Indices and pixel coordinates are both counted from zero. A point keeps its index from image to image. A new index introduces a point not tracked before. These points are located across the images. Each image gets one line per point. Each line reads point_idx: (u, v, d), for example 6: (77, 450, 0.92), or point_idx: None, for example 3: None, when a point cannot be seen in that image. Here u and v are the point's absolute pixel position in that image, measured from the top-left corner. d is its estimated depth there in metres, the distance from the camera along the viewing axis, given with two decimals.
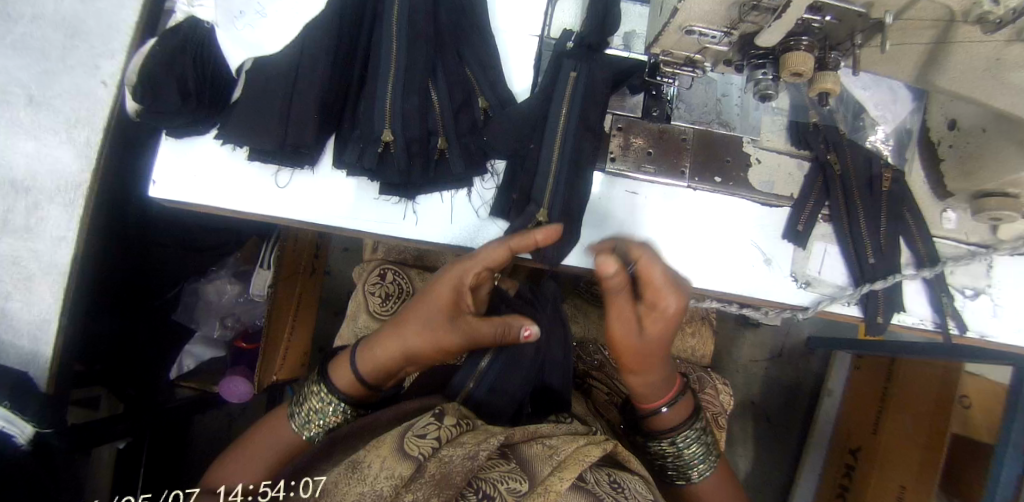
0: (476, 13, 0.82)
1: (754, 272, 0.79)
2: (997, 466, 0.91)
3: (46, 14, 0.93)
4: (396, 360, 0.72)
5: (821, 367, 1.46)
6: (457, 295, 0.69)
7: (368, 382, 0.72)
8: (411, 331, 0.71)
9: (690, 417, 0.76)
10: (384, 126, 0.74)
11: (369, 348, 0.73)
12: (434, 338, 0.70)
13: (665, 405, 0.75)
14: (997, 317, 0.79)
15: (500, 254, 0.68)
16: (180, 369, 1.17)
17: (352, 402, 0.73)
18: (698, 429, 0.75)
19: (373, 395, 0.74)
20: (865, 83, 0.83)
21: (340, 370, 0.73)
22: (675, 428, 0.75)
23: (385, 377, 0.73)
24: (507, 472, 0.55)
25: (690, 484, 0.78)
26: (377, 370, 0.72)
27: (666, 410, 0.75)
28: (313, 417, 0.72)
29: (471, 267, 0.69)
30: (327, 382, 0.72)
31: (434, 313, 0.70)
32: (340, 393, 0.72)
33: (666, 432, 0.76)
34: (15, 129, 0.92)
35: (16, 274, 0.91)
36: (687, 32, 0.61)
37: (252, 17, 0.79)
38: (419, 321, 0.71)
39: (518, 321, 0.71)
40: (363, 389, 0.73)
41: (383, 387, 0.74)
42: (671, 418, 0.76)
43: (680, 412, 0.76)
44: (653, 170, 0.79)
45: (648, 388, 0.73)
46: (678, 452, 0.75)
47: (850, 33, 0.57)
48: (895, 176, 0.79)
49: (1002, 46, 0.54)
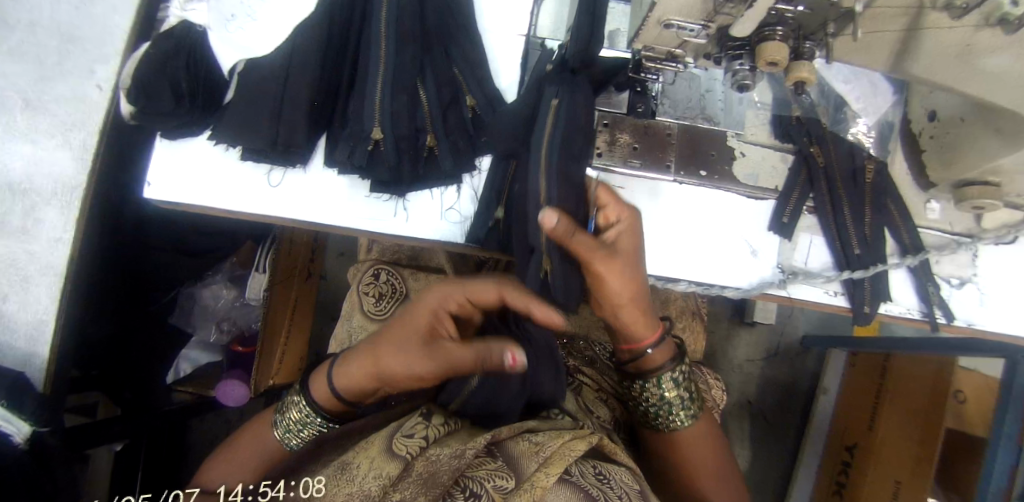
0: (462, 14, 0.83)
1: (742, 264, 0.80)
2: (991, 456, 0.91)
3: (42, 22, 0.95)
4: (373, 383, 0.69)
5: (817, 366, 1.46)
6: (435, 321, 0.66)
7: (345, 399, 0.70)
8: (384, 353, 0.67)
9: (677, 357, 0.76)
10: (374, 124, 0.75)
11: (346, 365, 0.70)
12: (408, 362, 0.65)
13: (652, 345, 0.74)
14: (983, 305, 0.80)
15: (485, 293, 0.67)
16: (178, 374, 1.20)
17: (329, 417, 0.71)
18: (682, 369, 0.76)
19: (349, 411, 0.72)
20: (846, 76, 0.84)
21: (318, 385, 0.71)
22: (659, 368, 0.75)
23: (364, 395, 0.71)
24: (493, 469, 0.55)
25: (675, 431, 0.77)
26: (354, 391, 0.70)
27: (654, 348, 0.74)
28: (296, 426, 0.72)
29: (454, 297, 0.67)
30: (306, 395, 0.71)
31: (407, 338, 0.66)
32: (318, 407, 0.70)
33: (653, 372, 0.75)
34: (12, 133, 0.94)
35: (14, 276, 0.92)
36: (666, 26, 0.63)
37: (242, 20, 0.83)
38: (392, 344, 0.67)
39: (500, 349, 0.64)
40: (340, 405, 0.71)
41: (360, 402, 0.72)
42: (657, 359, 0.75)
43: (664, 353, 0.75)
44: (639, 164, 0.80)
45: (637, 321, 0.72)
46: (666, 395, 0.75)
47: (824, 23, 0.59)
48: (878, 168, 0.80)
49: (972, 32, 0.55)
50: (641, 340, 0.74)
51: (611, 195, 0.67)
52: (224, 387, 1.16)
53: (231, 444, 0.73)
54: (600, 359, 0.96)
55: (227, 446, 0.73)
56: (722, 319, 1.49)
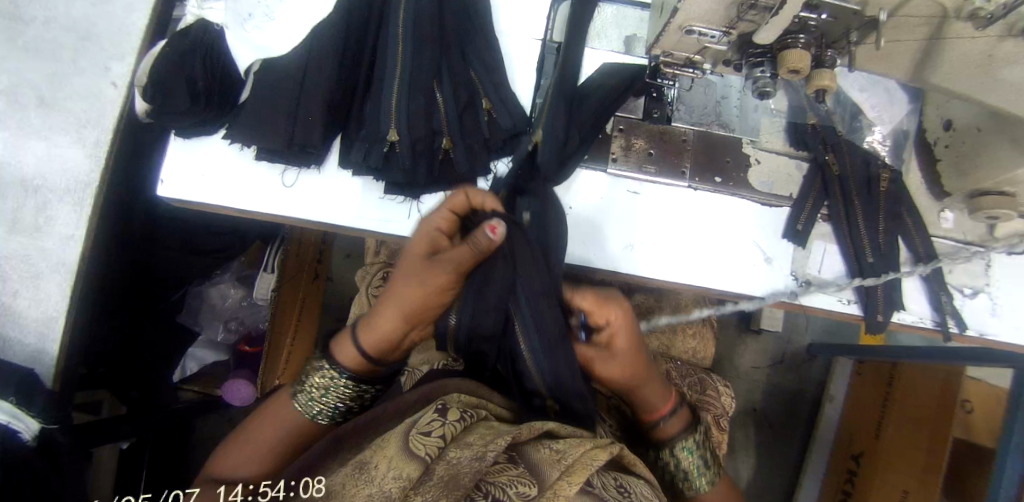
0: (480, 17, 0.83)
1: (755, 271, 0.80)
2: (1000, 467, 0.90)
3: (58, 18, 0.95)
4: (392, 327, 0.68)
5: (822, 374, 1.46)
6: (430, 242, 0.69)
7: (369, 353, 0.69)
8: (394, 287, 0.68)
9: (692, 424, 0.76)
10: (391, 126, 0.75)
11: (365, 321, 0.70)
12: (414, 283, 0.66)
13: (667, 413, 0.75)
14: (996, 316, 0.80)
15: (459, 202, 0.70)
16: (185, 372, 1.24)
17: (354, 375, 0.70)
18: (699, 437, 0.76)
19: (376, 370, 0.71)
20: (862, 85, 0.85)
21: (342, 347, 0.71)
22: (676, 436, 0.75)
23: (386, 346, 0.70)
24: (514, 475, 0.54)
25: (697, 494, 0.77)
26: (376, 340, 0.69)
27: (668, 418, 0.75)
28: (317, 394, 0.71)
29: (438, 215, 0.70)
30: (331, 358, 0.71)
31: (410, 264, 0.68)
32: (342, 367, 0.70)
33: (669, 441, 0.75)
34: (25, 129, 0.94)
35: (24, 272, 0.92)
36: (687, 32, 0.63)
37: (260, 19, 0.82)
38: (399, 278, 0.68)
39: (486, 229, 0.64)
40: (365, 363, 0.70)
41: (383, 359, 0.71)
42: (671, 428, 0.75)
43: (680, 422, 0.76)
44: (654, 171, 0.81)
45: (647, 398, 0.74)
46: (683, 459, 0.75)
47: (847, 31, 0.59)
48: (892, 177, 0.80)
49: (995, 42, 0.56)
50: (653, 411, 0.75)
51: (598, 303, 0.67)
52: (230, 387, 1.17)
53: (245, 430, 0.72)
54: None
55: (246, 427, 0.73)
56: (728, 326, 1.49)
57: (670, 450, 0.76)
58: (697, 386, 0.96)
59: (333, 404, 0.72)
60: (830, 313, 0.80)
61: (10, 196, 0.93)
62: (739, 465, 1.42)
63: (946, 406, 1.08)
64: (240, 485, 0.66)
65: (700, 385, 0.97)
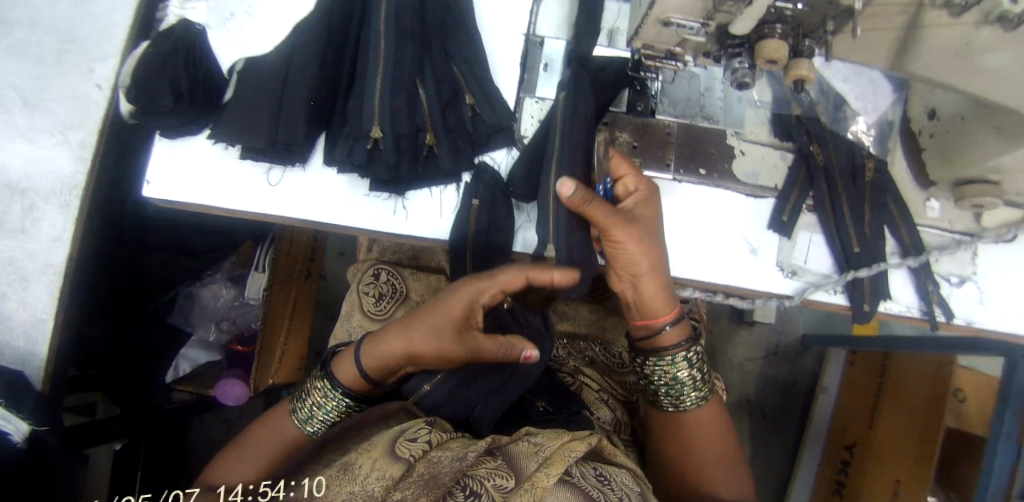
0: (462, 12, 0.83)
1: (740, 263, 0.80)
2: (991, 453, 0.90)
3: (41, 21, 0.96)
4: (398, 362, 0.74)
5: (816, 365, 1.46)
6: (469, 310, 0.70)
7: (371, 381, 0.75)
8: (419, 337, 0.72)
9: (693, 337, 0.74)
10: (373, 124, 0.74)
11: (378, 350, 0.74)
12: (442, 348, 0.71)
13: (670, 322, 0.72)
14: (983, 304, 0.80)
15: (516, 280, 0.69)
16: (177, 374, 1.17)
17: (355, 397, 0.75)
18: (696, 354, 0.74)
19: (373, 391, 0.77)
20: (846, 75, 0.84)
21: (346, 366, 0.76)
22: (672, 347, 0.73)
23: (390, 374, 0.76)
24: (493, 468, 0.55)
25: (682, 413, 0.76)
26: (381, 374, 0.75)
27: (670, 327, 0.72)
28: (317, 411, 0.76)
29: (488, 287, 0.70)
30: (331, 378, 0.75)
31: (442, 325, 0.71)
32: (342, 387, 0.75)
33: (664, 351, 0.73)
34: (12, 132, 0.95)
35: (12, 275, 0.92)
36: (665, 24, 0.62)
37: (242, 18, 0.83)
38: (427, 326, 0.72)
39: (521, 343, 0.72)
40: (366, 385, 0.75)
41: (385, 383, 0.76)
42: (672, 337, 0.73)
43: (680, 333, 0.73)
44: (638, 164, 0.80)
45: (654, 295, 0.71)
46: (679, 376, 0.73)
47: (823, 21, 0.59)
48: (877, 166, 0.80)
49: (972, 29, 0.56)
50: (657, 317, 0.72)
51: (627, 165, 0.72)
52: (224, 386, 1.14)
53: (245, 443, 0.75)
54: (599, 359, 0.98)
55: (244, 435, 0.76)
56: (722, 319, 1.48)
57: (668, 362, 0.73)
58: None
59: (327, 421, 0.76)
60: (812, 303, 0.80)
61: None
62: None
63: (938, 396, 1.08)
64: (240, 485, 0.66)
65: None
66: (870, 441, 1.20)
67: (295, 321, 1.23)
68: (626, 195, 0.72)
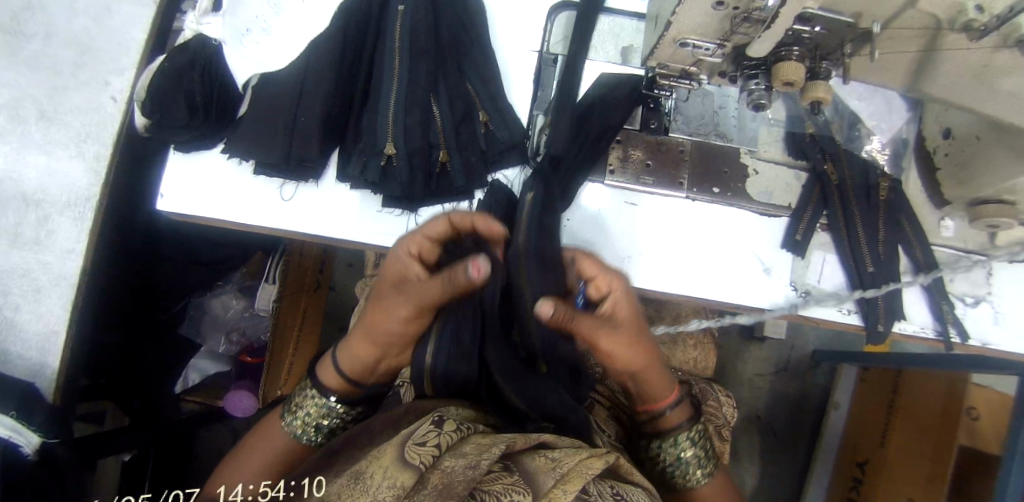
0: (476, 29, 0.83)
1: (753, 282, 0.79)
2: (1006, 474, 0.89)
3: (58, 33, 0.97)
4: (369, 351, 0.72)
5: (827, 380, 1.45)
6: (404, 269, 0.68)
7: (348, 372, 0.74)
8: (372, 312, 0.69)
9: (695, 417, 0.75)
10: (386, 140, 0.76)
11: (346, 342, 0.74)
12: (390, 311, 0.66)
13: (671, 405, 0.73)
14: (998, 325, 0.79)
15: (438, 226, 0.68)
16: (187, 383, 1.23)
17: (341, 396, 0.74)
18: (699, 431, 0.74)
19: (358, 390, 0.75)
20: (859, 93, 0.84)
21: (326, 370, 0.76)
22: (675, 429, 0.73)
23: (366, 365, 0.74)
24: (509, 484, 0.53)
25: (690, 490, 0.75)
26: (358, 366, 0.73)
27: (671, 409, 0.73)
28: (308, 417, 0.75)
29: (411, 241, 0.68)
30: (315, 382, 0.75)
31: (386, 291, 0.68)
32: (326, 389, 0.74)
33: (671, 433, 0.74)
34: (28, 143, 0.96)
35: (26, 285, 0.93)
36: (682, 45, 0.63)
37: (257, 34, 0.83)
38: (375, 302, 0.69)
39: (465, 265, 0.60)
40: (349, 381, 0.74)
41: (366, 376, 0.75)
42: (673, 420, 0.74)
43: (681, 415, 0.74)
44: (651, 182, 0.80)
45: (652, 383, 0.71)
46: (683, 454, 0.73)
47: (840, 44, 0.59)
48: (892, 185, 0.80)
49: (991, 53, 0.56)
50: (656, 402, 0.73)
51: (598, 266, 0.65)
52: (233, 398, 1.17)
53: (242, 451, 0.75)
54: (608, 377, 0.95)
55: (245, 444, 0.76)
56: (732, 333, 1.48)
57: (671, 444, 0.74)
58: (698, 395, 0.94)
59: (320, 426, 0.75)
60: (818, 322, 0.79)
61: (12, 210, 0.95)
62: (743, 473, 1.41)
63: (951, 414, 1.07)
64: (240, 485, 0.67)
65: (702, 395, 0.95)
66: (882, 458, 1.19)
67: (303, 333, 1.23)
68: (602, 295, 0.67)
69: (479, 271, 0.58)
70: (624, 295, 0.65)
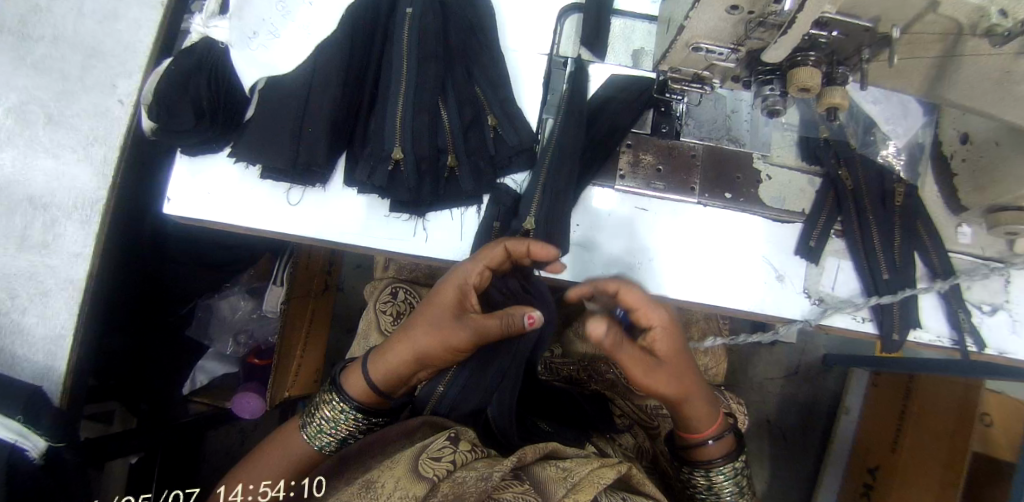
0: (485, 33, 0.83)
1: (766, 289, 0.78)
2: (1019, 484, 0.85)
3: (66, 36, 0.97)
4: (410, 366, 0.71)
5: (838, 385, 1.44)
6: (462, 292, 0.69)
7: (380, 389, 0.72)
8: (423, 332, 0.69)
9: (735, 450, 0.73)
10: (395, 144, 0.75)
11: (381, 358, 0.72)
12: (445, 337, 0.68)
13: (714, 436, 0.72)
14: (1016, 333, 0.77)
15: (494, 257, 0.68)
16: (195, 385, 1.20)
17: (364, 410, 0.73)
18: (738, 465, 0.73)
19: (385, 404, 0.74)
20: (875, 97, 0.83)
21: (352, 379, 0.73)
22: (715, 461, 0.72)
23: (400, 383, 0.73)
24: (520, 493, 0.53)
25: None
26: (394, 383, 0.72)
27: (712, 442, 0.72)
28: (325, 426, 0.73)
29: (471, 268, 0.69)
30: (340, 393, 0.73)
31: (440, 314, 0.69)
32: (352, 400, 0.72)
33: (709, 464, 0.72)
34: (35, 147, 0.96)
35: (33, 289, 0.93)
36: (695, 49, 0.61)
37: (265, 38, 0.79)
38: (426, 323, 0.69)
39: (521, 310, 0.67)
40: (377, 397, 0.73)
41: (395, 394, 0.74)
42: (713, 452, 0.72)
43: (723, 446, 0.73)
44: (662, 187, 0.79)
45: (697, 416, 0.70)
46: (721, 483, 0.73)
47: (858, 48, 0.58)
48: (907, 191, 0.78)
49: (1012, 59, 0.55)
50: (699, 433, 0.71)
51: (647, 301, 0.62)
52: (240, 401, 1.13)
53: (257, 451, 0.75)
54: (619, 383, 0.90)
55: (260, 447, 0.75)
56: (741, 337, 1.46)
57: (706, 473, 0.73)
58: None
59: (340, 435, 0.74)
60: (830, 328, 0.78)
61: (19, 214, 0.95)
62: (752, 478, 1.40)
63: (964, 421, 1.06)
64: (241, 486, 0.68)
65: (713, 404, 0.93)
66: (893, 465, 1.18)
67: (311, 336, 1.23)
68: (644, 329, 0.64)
69: (533, 320, 0.66)
70: (668, 333, 0.63)
